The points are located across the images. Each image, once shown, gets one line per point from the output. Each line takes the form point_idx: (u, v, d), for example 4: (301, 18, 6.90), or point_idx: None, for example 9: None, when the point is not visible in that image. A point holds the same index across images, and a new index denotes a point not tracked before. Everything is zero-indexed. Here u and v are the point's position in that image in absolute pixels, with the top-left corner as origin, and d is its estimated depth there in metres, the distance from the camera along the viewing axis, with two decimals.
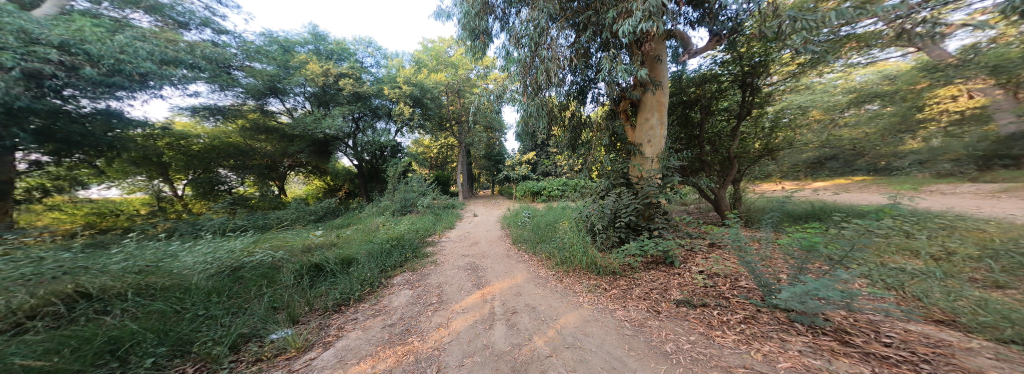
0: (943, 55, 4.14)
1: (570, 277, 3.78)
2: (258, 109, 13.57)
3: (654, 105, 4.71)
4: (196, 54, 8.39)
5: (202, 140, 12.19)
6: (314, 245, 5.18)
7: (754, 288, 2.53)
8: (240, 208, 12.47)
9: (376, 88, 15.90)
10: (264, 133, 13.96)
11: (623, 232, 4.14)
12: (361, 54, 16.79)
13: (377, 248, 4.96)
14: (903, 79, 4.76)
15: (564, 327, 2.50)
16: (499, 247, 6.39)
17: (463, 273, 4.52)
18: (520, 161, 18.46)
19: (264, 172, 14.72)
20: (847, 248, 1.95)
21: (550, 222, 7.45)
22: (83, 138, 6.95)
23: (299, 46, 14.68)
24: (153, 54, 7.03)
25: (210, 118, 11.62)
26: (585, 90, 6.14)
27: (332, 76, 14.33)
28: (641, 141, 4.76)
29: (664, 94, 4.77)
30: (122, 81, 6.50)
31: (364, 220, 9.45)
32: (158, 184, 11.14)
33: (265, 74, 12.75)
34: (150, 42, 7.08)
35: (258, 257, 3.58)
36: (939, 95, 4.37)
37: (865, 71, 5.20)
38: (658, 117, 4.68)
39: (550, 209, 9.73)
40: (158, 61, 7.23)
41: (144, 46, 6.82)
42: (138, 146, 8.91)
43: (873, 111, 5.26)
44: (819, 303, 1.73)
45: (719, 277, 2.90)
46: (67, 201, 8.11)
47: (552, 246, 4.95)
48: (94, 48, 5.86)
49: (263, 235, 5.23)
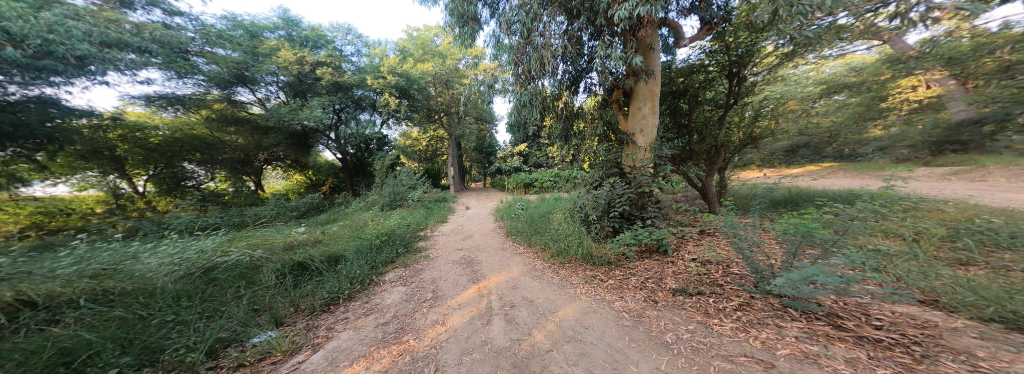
0: (905, 48, 4.33)
1: (566, 268, 3.79)
2: (224, 98, 12.69)
3: (646, 95, 4.70)
4: (145, 37, 7.65)
5: (162, 132, 11.06)
6: (298, 243, 4.92)
7: (746, 275, 2.60)
8: (212, 205, 11.71)
9: (357, 77, 15.13)
10: (234, 124, 13.06)
11: (617, 221, 4.14)
12: (339, 42, 15.67)
13: (366, 244, 4.77)
14: (868, 71, 4.97)
15: (563, 320, 2.49)
16: (493, 239, 6.34)
17: (457, 268, 4.44)
18: (511, 153, 18.24)
19: (237, 167, 13.93)
20: (841, 235, 2.00)
21: (544, 213, 7.45)
22: (17, 128, 6.22)
23: (271, 32, 13.67)
24: (91, 35, 6.33)
25: (169, 108, 10.72)
26: (577, 80, 6.05)
27: (307, 64, 13.46)
28: (633, 131, 4.77)
29: (657, 83, 4.78)
30: (54, 65, 5.87)
31: (351, 216, 9.11)
32: (114, 180, 10.00)
33: (231, 61, 11.83)
34: (87, 21, 6.31)
35: (235, 257, 3.33)
36: (901, 85, 4.57)
37: (833, 63, 5.37)
38: (650, 106, 4.68)
39: (543, 201, 9.73)
40: (99, 43, 6.53)
41: (79, 26, 6.09)
42: (85, 139, 8.19)
43: (840, 101, 5.54)
44: (814, 289, 1.77)
45: (712, 264, 2.97)
46: (5, 199, 7.00)
47: (546, 238, 4.95)
48: (15, 26, 5.22)
49: (241, 234, 4.92)
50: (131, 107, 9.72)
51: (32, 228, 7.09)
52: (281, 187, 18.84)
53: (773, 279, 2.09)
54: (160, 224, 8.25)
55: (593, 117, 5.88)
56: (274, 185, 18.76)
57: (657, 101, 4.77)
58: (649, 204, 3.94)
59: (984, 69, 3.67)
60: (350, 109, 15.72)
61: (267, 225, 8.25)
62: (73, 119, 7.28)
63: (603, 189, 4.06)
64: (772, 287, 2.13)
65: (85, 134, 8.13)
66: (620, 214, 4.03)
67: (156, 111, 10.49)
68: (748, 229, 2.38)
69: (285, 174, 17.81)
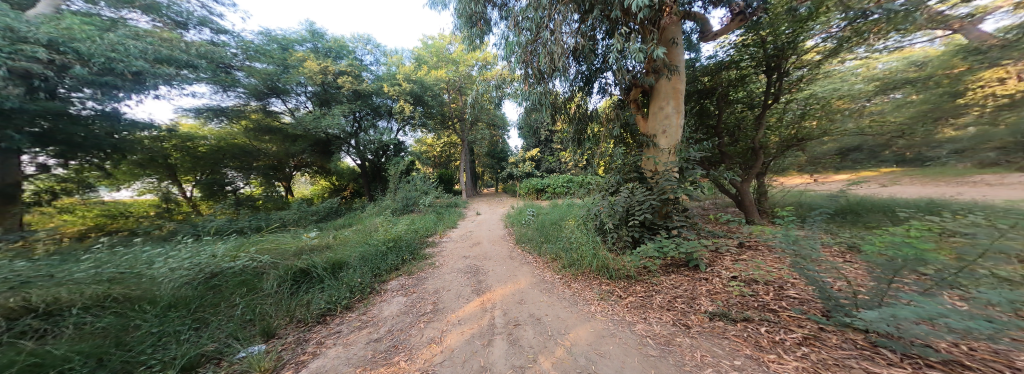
0: (982, 37, 3.50)
1: (579, 281, 3.44)
2: (261, 109, 13.54)
3: (670, 92, 4.23)
4: (193, 53, 8.21)
5: (208, 141, 12.00)
6: (308, 249, 4.93)
7: (808, 300, 2.13)
8: (243, 209, 12.42)
9: (376, 86, 15.64)
10: (268, 133, 13.71)
11: (637, 231, 3.72)
12: (360, 52, 16.50)
13: (371, 250, 4.66)
14: (932, 65, 3.99)
15: (575, 345, 2.14)
16: (502, 247, 6.07)
17: (462, 277, 4.20)
18: (524, 158, 18.09)
19: (269, 173, 14.70)
20: (965, 262, 1.49)
21: (556, 220, 7.10)
22: (84, 139, 6.82)
23: (298, 45, 14.49)
24: (147, 53, 6.87)
25: (215, 119, 11.75)
26: (593, 79, 5.70)
27: (330, 74, 14.09)
28: (655, 132, 4.29)
29: (682, 81, 4.29)
30: (114, 80, 6.34)
31: (364, 220, 9.21)
32: (167, 186, 11.10)
33: (264, 73, 12.59)
34: (145, 41, 6.95)
35: (242, 262, 3.30)
36: (984, 78, 3.50)
37: (886, 58, 4.55)
38: (675, 105, 4.20)
39: (555, 207, 9.35)
40: (153, 59, 7.04)
41: (137, 44, 6.65)
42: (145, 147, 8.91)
43: (898, 99, 4.41)
44: (925, 328, 1.33)
45: (760, 284, 2.51)
46: (80, 203, 8.17)
47: (558, 246, 4.62)
48: (85, 46, 5.66)
49: (257, 238, 5.00)
50: (183, 119, 10.84)
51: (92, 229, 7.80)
52: (306, 191, 19.78)
53: (859, 312, 1.64)
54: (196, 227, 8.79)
55: (610, 118, 5.49)
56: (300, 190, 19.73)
57: (683, 99, 4.28)
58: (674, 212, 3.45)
59: None
60: (369, 117, 16.36)
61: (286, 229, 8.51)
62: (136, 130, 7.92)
63: (621, 196, 3.65)
64: (852, 318, 1.68)
65: (145, 144, 8.86)
66: (641, 225, 3.57)
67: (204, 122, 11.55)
68: (819, 247, 1.91)
69: (310, 179, 18.69)
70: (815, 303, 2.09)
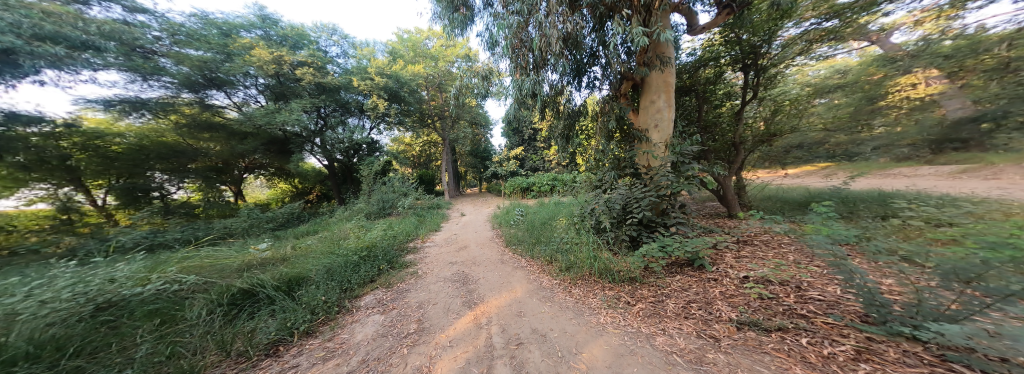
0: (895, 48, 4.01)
1: (580, 288, 3.17)
2: (197, 103, 11.60)
3: (660, 86, 4.17)
4: (93, 31, 6.65)
5: (126, 139, 9.90)
6: (260, 264, 4.12)
7: (836, 303, 2.01)
8: (176, 218, 10.54)
9: (344, 79, 14.29)
10: (208, 130, 11.98)
11: (636, 228, 3.53)
12: (324, 42, 15.01)
13: (341, 261, 4.00)
14: (853, 73, 4.65)
15: (592, 368, 1.83)
16: (491, 251, 5.65)
17: (450, 287, 3.74)
18: (507, 157, 17.62)
19: (212, 175, 12.73)
20: None
21: (546, 220, 6.85)
22: None
23: (249, 30, 12.78)
24: (22, 27, 5.44)
25: (132, 114, 9.76)
26: (579, 74, 5.56)
27: (287, 64, 12.55)
28: (646, 126, 4.24)
29: (672, 74, 4.25)
30: None
31: (336, 226, 8.26)
32: (69, 192, 8.77)
33: (199, 61, 10.86)
34: (16, 12, 5.51)
35: (154, 287, 2.55)
36: (899, 83, 4.07)
37: (815, 67, 5.20)
38: (666, 99, 4.14)
39: (543, 206, 9.11)
40: (28, 36, 5.67)
41: (7, 16, 5.28)
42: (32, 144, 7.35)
43: (826, 104, 5.10)
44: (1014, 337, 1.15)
45: (777, 286, 2.40)
46: None
47: (553, 247, 4.36)
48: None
49: (195, 254, 4.15)
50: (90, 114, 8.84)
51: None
52: (264, 195, 17.63)
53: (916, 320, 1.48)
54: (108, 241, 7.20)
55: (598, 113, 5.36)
56: (257, 194, 17.55)
57: (672, 93, 4.23)
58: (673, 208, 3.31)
59: (984, 66, 3.26)
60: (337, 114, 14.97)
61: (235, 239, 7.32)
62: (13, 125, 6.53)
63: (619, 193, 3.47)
64: (905, 326, 1.52)
65: (30, 142, 7.42)
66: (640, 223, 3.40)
67: (118, 117, 9.49)
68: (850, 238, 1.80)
69: (267, 182, 16.64)
70: (845, 305, 1.97)
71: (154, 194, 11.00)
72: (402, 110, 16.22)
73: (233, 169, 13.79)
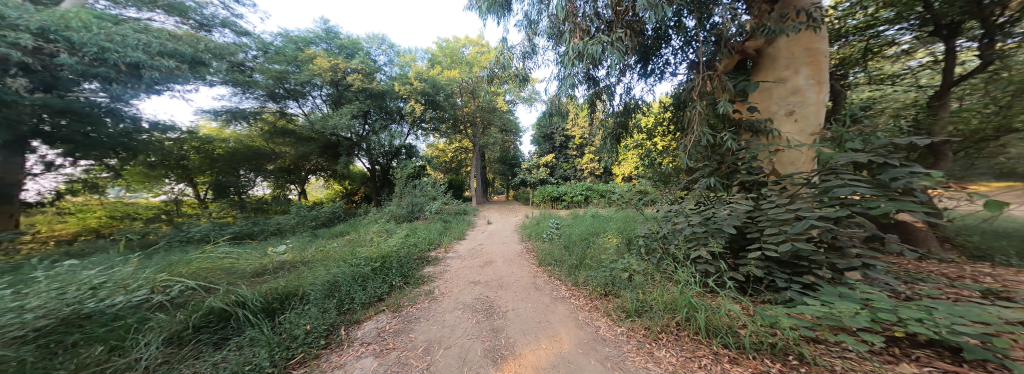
0: None
1: (664, 348, 2.05)
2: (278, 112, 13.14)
3: (801, 56, 2.70)
4: (199, 47, 7.46)
5: (229, 145, 11.76)
6: (270, 274, 3.68)
7: None
8: (244, 212, 11.69)
9: (388, 86, 14.72)
10: (281, 135, 13.19)
11: (771, 267, 2.15)
12: (374, 52, 15.87)
13: (351, 272, 3.50)
14: None
15: None
16: (519, 269, 4.76)
17: (469, 322, 2.91)
18: (537, 164, 16.55)
19: (281, 176, 14.09)
20: None
21: (587, 236, 5.67)
22: (89, 138, 6.34)
23: (316, 44, 13.99)
24: (151, 46, 6.22)
25: (236, 122, 11.75)
26: (645, 59, 4.36)
27: (341, 72, 13.31)
28: (768, 115, 2.78)
29: (821, 39, 2.73)
30: (108, 72, 5.72)
31: (360, 229, 8.03)
32: (183, 187, 10.79)
33: (275, 72, 12.13)
34: (151, 34, 6.33)
35: (124, 299, 2.09)
36: None
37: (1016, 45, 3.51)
38: (811, 74, 2.64)
39: (578, 218, 7.92)
40: (155, 52, 6.29)
41: (142, 37, 6.06)
42: (164, 148, 9.02)
43: None
44: None
45: None
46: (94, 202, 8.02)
47: (613, 277, 3.21)
48: (77, 35, 5.15)
49: (211, 251, 3.77)
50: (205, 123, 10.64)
51: (86, 232, 7.26)
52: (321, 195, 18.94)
53: None
54: (183, 232, 7.99)
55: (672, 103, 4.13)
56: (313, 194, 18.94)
57: (822, 67, 2.69)
58: (848, 246, 1.94)
59: None
60: (384, 121, 15.45)
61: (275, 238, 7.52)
62: (157, 133, 7.92)
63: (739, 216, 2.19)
64: None
65: (166, 146, 9.08)
66: (782, 265, 2.09)
67: (226, 126, 11.56)
68: None
69: (324, 183, 17.95)
70: None
71: (240, 189, 12.25)
72: (437, 117, 16.26)
73: (300, 171, 15.10)
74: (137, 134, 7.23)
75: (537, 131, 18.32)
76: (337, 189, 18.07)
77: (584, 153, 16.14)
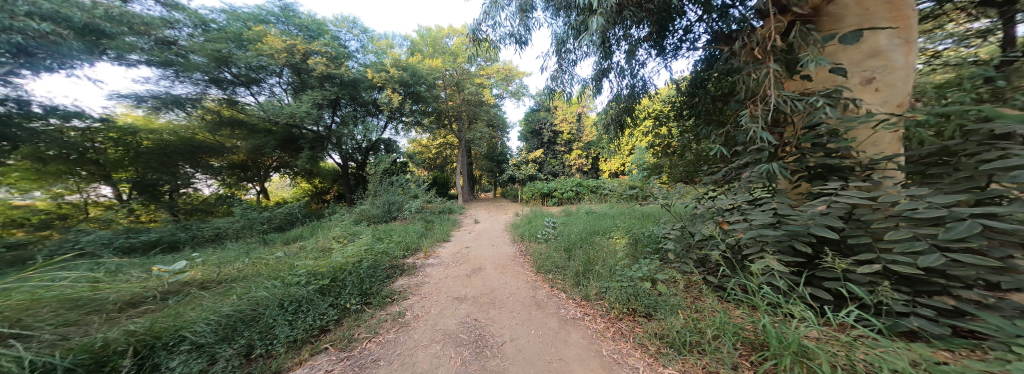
0: None
1: None
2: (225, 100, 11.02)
3: (880, 10, 2.07)
4: None
5: (163, 136, 9.66)
6: (155, 303, 2.60)
7: None
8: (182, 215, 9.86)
9: (359, 73, 13.15)
10: (230, 127, 11.07)
11: (893, 288, 1.43)
12: (344, 36, 13.75)
13: (281, 297, 2.61)
14: None
15: None
16: (514, 278, 4.04)
17: (452, 364, 2.09)
18: (525, 160, 15.67)
19: (237, 173, 12.20)
20: None
21: (590, 237, 5.03)
22: None
23: (271, 22, 11.73)
24: None
25: (170, 110, 9.46)
26: (657, 34, 3.74)
27: (300, 54, 11.46)
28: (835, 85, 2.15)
29: None
30: None
31: (325, 232, 6.78)
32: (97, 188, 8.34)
33: (213, 49, 9.91)
34: None
35: None
36: None
37: None
38: (896, 31, 2.02)
39: (574, 216, 7.33)
40: (19, 13, 5.27)
41: None
42: (72, 142, 7.37)
43: None
44: None
45: None
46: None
47: (637, 288, 2.62)
48: None
49: (46, 275, 2.49)
50: (132, 111, 8.80)
51: None
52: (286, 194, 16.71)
53: None
54: (70, 242, 6.21)
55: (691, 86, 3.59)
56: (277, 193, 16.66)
57: (907, 23, 2.07)
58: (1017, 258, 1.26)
59: None
60: (359, 114, 13.76)
61: (212, 249, 6.14)
62: (55, 119, 6.74)
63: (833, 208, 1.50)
64: None
65: (70, 137, 7.34)
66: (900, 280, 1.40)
67: (155, 114, 9.23)
68: None
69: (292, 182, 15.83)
70: None
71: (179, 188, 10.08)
72: (421, 110, 15.00)
73: (263, 168, 13.19)
74: (27, 120, 6.26)
75: (524, 126, 17.67)
76: (304, 187, 15.97)
77: (573, 149, 15.71)
